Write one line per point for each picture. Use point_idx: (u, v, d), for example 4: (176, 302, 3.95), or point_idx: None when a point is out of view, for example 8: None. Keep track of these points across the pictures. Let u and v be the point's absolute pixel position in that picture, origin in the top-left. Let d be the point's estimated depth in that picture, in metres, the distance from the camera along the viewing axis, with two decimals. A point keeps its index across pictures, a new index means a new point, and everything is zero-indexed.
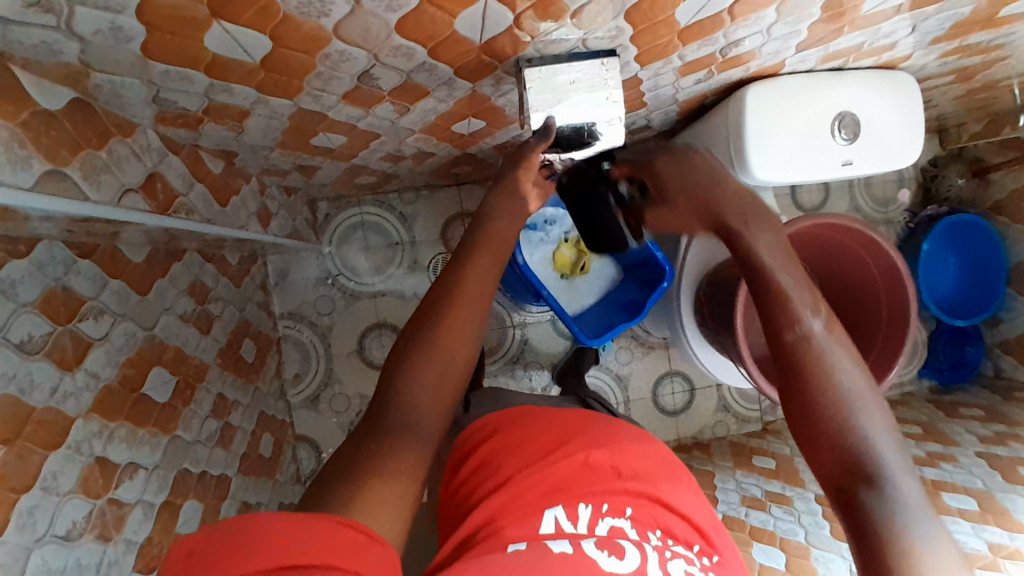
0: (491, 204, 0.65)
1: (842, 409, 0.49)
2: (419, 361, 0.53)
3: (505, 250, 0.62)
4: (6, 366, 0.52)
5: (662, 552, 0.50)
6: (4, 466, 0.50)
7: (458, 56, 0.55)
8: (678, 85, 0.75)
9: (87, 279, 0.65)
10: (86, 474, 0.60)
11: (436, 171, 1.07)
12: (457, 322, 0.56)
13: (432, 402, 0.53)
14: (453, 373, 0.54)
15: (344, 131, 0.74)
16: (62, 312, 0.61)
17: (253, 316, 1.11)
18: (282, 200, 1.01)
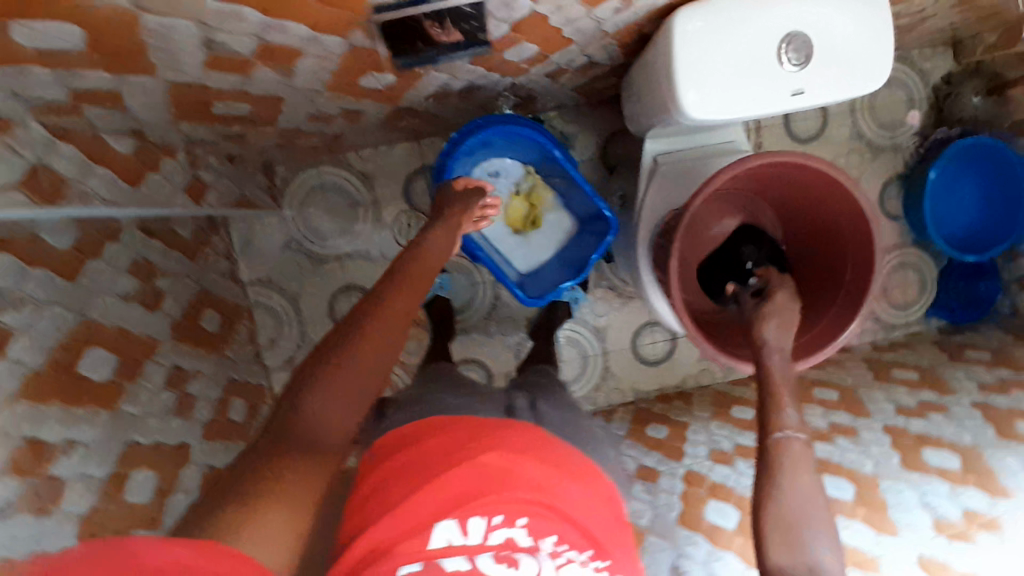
0: (411, 253, 0.70)
1: (790, 519, 0.54)
2: (332, 376, 0.54)
3: (423, 286, 0.67)
4: None
5: (555, 560, 0.53)
6: None
7: (304, 13, 0.50)
8: (595, 16, 0.65)
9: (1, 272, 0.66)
10: (17, 456, 0.63)
11: (380, 127, 1.02)
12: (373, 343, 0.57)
13: (339, 419, 0.54)
14: (367, 388, 0.56)
15: (241, 97, 0.71)
16: None
17: (216, 286, 1.12)
18: (223, 168, 1.00)
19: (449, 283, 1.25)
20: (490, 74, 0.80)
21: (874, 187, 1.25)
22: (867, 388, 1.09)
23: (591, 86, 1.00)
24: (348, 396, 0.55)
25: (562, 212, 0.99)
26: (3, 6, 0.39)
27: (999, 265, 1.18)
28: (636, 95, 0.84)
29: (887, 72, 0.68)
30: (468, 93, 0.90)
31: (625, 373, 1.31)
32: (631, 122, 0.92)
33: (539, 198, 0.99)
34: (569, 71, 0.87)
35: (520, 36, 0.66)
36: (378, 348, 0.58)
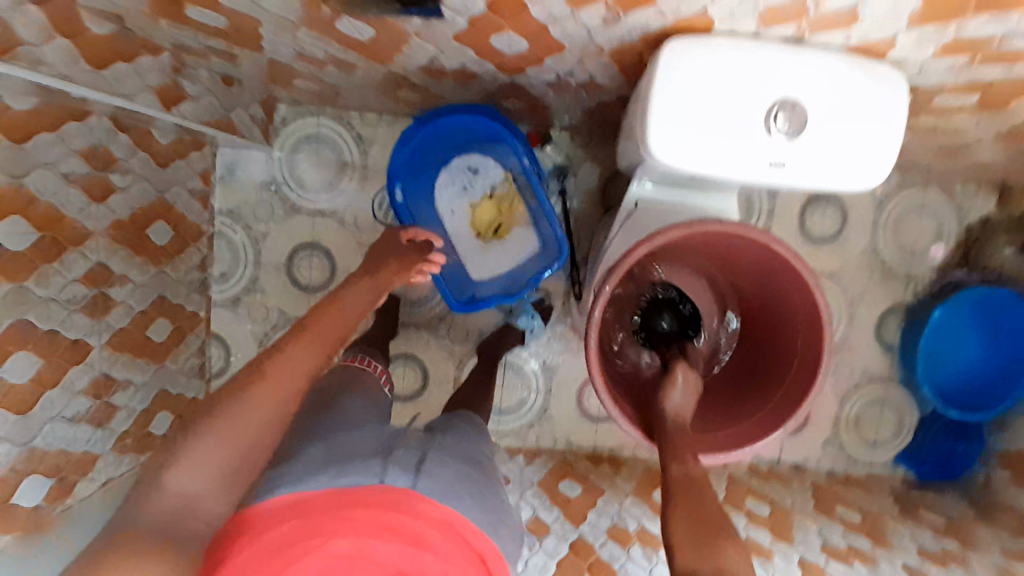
0: (339, 294, 0.66)
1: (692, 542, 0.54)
2: (198, 444, 0.51)
3: (336, 331, 0.62)
4: None
5: None
6: None
7: None
8: (582, 22, 0.61)
9: None
10: None
11: (381, 91, 0.98)
12: (255, 409, 0.53)
13: (207, 494, 0.50)
14: (252, 458, 0.53)
15: (216, 6, 0.67)
16: None
17: (180, 201, 1.09)
18: (211, 84, 1.00)
19: None
20: (480, 60, 0.76)
21: (877, 309, 1.15)
22: (803, 515, 0.98)
23: (600, 112, 0.93)
24: (220, 459, 0.51)
25: (530, 230, 0.93)
26: None
27: (986, 431, 1.08)
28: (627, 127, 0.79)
29: (883, 172, 0.63)
30: (466, 79, 0.85)
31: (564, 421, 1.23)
32: (623, 160, 0.86)
33: (511, 208, 0.93)
34: (572, 83, 0.82)
35: (503, 19, 0.62)
36: (266, 410, 0.54)
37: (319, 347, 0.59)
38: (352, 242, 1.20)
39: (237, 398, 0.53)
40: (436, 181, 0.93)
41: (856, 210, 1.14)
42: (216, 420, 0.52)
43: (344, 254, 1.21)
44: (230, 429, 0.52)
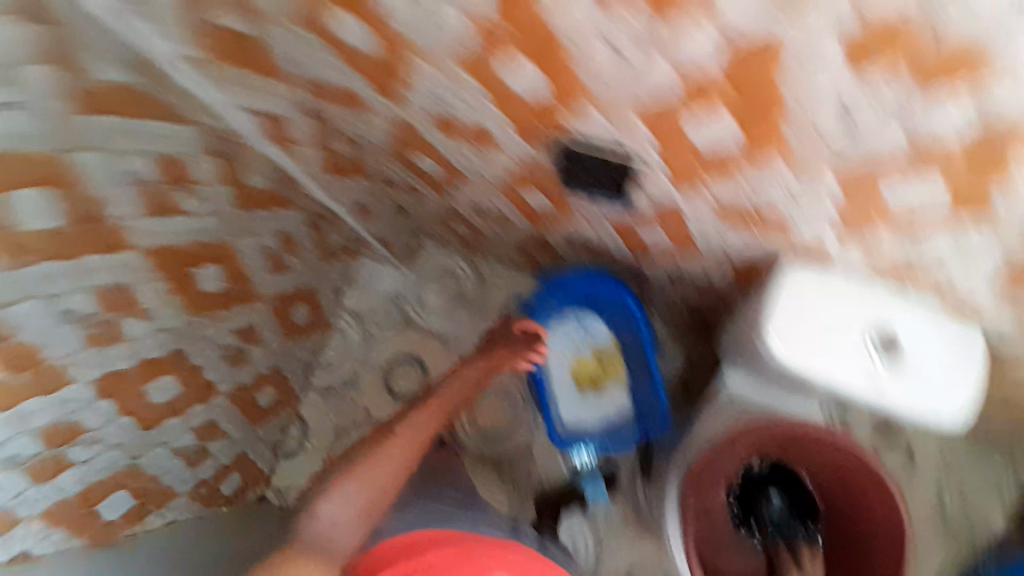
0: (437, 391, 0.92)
1: None
2: (345, 484, 0.74)
3: (444, 406, 0.91)
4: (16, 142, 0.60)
5: None
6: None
7: (519, 116, 0.67)
8: (722, 234, 0.76)
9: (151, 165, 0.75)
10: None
11: (519, 247, 1.17)
12: (382, 462, 0.78)
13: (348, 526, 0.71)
14: (385, 489, 0.77)
15: (438, 159, 0.89)
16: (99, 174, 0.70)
17: (323, 292, 1.27)
18: (389, 215, 1.20)
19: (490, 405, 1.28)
20: (619, 240, 0.92)
21: None
22: None
23: (700, 311, 1.05)
24: (370, 487, 0.75)
25: (621, 393, 1.03)
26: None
27: None
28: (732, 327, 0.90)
29: (966, 414, 0.72)
30: (597, 255, 1.01)
31: None
32: (724, 354, 0.96)
33: (612, 369, 1.03)
34: (687, 279, 0.96)
35: (655, 217, 0.78)
36: (388, 468, 0.78)
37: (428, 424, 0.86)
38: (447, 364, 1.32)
39: (378, 451, 0.79)
40: (552, 335, 1.03)
41: (924, 457, 1.11)
42: (357, 471, 0.76)
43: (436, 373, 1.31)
44: (368, 475, 0.76)
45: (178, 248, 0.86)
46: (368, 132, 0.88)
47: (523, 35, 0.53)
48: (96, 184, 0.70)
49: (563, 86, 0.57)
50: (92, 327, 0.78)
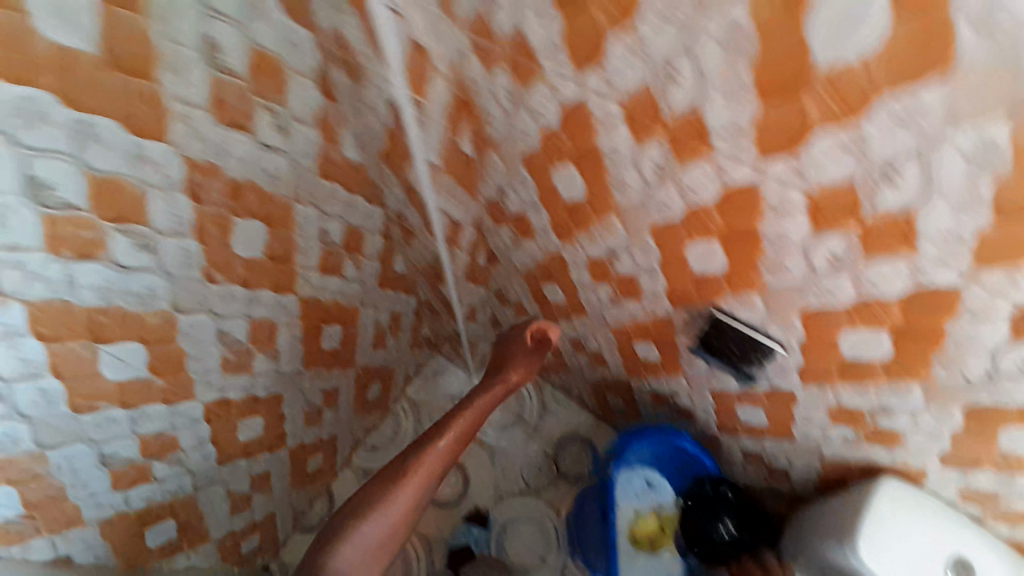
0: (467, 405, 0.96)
1: None
2: (358, 521, 0.78)
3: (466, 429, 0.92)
4: (235, 164, 0.65)
5: None
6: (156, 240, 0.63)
7: (678, 282, 0.76)
8: (825, 432, 0.81)
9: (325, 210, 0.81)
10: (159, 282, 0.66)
11: (595, 386, 1.23)
12: (393, 501, 0.81)
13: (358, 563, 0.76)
14: (389, 524, 0.80)
15: (569, 291, 0.98)
16: (285, 204, 0.75)
17: (396, 376, 1.32)
18: (484, 324, 1.27)
19: (525, 537, 1.25)
20: (713, 412, 0.97)
21: None
22: None
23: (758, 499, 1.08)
24: (376, 525, 0.79)
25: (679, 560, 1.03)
26: (576, 154, 0.69)
27: None
28: (806, 521, 0.92)
29: None
30: (679, 415, 1.06)
31: None
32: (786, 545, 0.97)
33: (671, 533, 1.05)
34: (763, 464, 0.99)
35: (765, 401, 0.84)
36: (398, 506, 0.81)
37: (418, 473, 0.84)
38: (490, 479, 1.31)
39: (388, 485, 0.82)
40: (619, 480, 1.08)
41: None
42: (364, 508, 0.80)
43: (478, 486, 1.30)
44: (374, 515, 0.79)
45: (322, 304, 0.93)
46: (515, 252, 0.98)
47: (731, 231, 0.62)
48: (299, 234, 0.80)
49: (743, 273, 0.66)
50: (231, 354, 0.81)
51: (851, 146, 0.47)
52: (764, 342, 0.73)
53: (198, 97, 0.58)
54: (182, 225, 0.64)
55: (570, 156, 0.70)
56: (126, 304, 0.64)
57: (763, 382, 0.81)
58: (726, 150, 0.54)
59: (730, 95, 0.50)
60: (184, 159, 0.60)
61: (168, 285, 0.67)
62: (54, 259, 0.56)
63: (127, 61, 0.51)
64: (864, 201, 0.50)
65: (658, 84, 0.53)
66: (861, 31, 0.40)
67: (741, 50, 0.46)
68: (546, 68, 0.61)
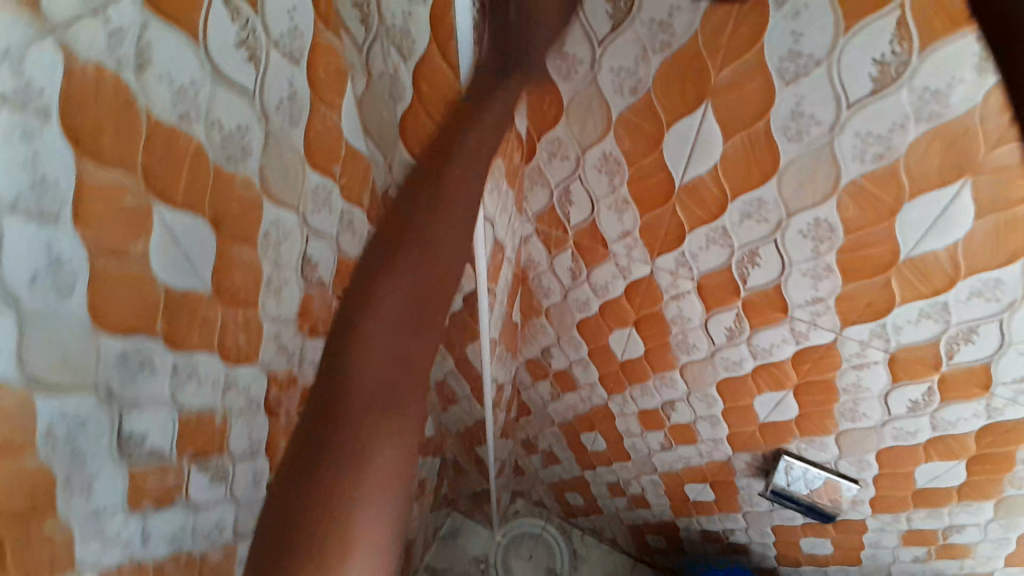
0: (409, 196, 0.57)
1: None
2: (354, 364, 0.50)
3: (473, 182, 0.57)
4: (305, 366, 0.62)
5: None
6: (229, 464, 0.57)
7: (742, 426, 0.77)
8: (896, 554, 0.81)
9: None
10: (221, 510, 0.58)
11: (630, 527, 1.19)
12: (390, 300, 0.51)
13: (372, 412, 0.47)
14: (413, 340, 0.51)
15: (611, 438, 0.97)
16: None
17: (418, 547, 1.21)
18: (507, 475, 1.22)
19: None
20: (772, 545, 0.96)
21: None
22: None
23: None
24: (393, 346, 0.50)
25: None
26: (636, 317, 0.71)
27: None
28: None
29: None
30: (731, 550, 1.04)
31: None
32: None
33: None
34: None
35: (834, 533, 0.84)
36: (407, 304, 0.51)
37: (411, 337, 0.50)
38: None
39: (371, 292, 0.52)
40: None
41: None
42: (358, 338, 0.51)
43: None
44: (378, 328, 0.50)
45: None
46: (552, 404, 0.98)
47: (805, 383, 0.66)
48: None
49: (818, 415, 0.68)
50: None
51: (934, 314, 0.52)
52: (830, 475, 0.73)
53: (289, 313, 0.57)
54: (255, 442, 0.59)
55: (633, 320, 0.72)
56: (194, 544, 0.56)
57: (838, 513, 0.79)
58: (805, 317, 0.59)
59: (811, 276, 0.55)
60: (268, 374, 0.57)
61: (234, 510, 0.60)
62: (133, 515, 0.47)
63: (238, 295, 0.49)
64: (942, 358, 0.55)
65: (738, 265, 0.58)
66: (947, 229, 0.46)
67: (825, 243, 0.52)
68: (614, 252, 0.65)
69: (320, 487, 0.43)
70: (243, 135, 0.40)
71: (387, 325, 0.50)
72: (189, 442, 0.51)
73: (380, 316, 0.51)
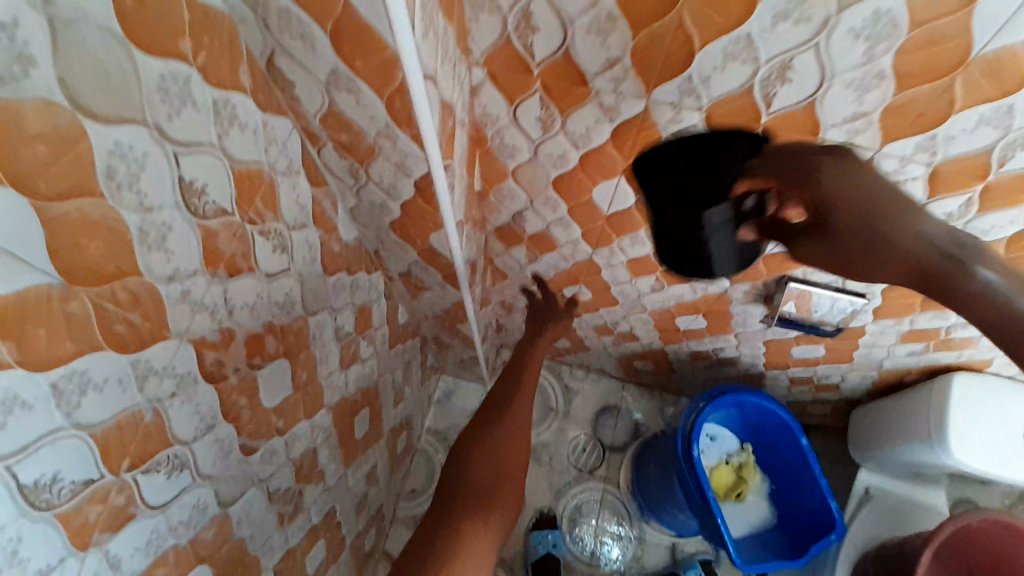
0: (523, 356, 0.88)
1: None
2: (483, 445, 0.71)
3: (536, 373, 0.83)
4: (239, 314, 0.50)
5: None
6: (188, 451, 0.47)
7: (744, 260, 0.71)
8: (891, 351, 0.84)
9: (331, 303, 0.67)
10: (199, 495, 0.50)
11: (619, 359, 1.21)
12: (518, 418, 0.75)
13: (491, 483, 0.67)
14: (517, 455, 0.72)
15: (597, 289, 0.91)
16: (296, 326, 0.60)
17: (416, 417, 1.22)
18: (492, 337, 1.18)
19: (598, 519, 1.27)
20: (762, 356, 0.98)
21: None
22: None
23: (802, 409, 1.13)
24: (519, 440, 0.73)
25: (764, 499, 1.06)
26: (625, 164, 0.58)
27: None
28: (873, 425, 0.96)
29: None
30: (720, 365, 1.07)
31: None
32: (854, 448, 1.03)
33: (748, 476, 1.06)
34: (813, 384, 1.02)
35: (830, 339, 0.84)
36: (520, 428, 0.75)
37: (516, 447, 0.72)
38: (545, 480, 1.29)
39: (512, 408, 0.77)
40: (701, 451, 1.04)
41: None
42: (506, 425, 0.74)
43: (534, 490, 1.28)
44: (514, 426, 0.74)
45: (349, 396, 0.80)
46: (531, 267, 0.89)
47: None
48: (319, 346, 0.66)
49: None
50: (283, 506, 0.67)
51: (994, 120, 0.44)
52: (837, 298, 0.72)
53: (189, 263, 0.43)
54: (209, 418, 0.49)
55: (624, 166, 0.59)
56: (177, 541, 0.49)
57: (839, 327, 0.79)
58: (838, 137, 0.48)
59: (855, 88, 0.43)
60: (194, 341, 0.45)
61: (211, 487, 0.52)
62: (85, 553, 0.39)
63: (103, 270, 0.36)
64: (991, 167, 0.49)
65: (763, 84, 0.45)
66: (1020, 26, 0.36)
67: (883, 42, 0.39)
68: (598, 91, 0.50)
69: (459, 506, 0.64)
70: (15, 38, 0.27)
71: (503, 455, 0.71)
72: (122, 456, 0.41)
73: (514, 425, 0.75)
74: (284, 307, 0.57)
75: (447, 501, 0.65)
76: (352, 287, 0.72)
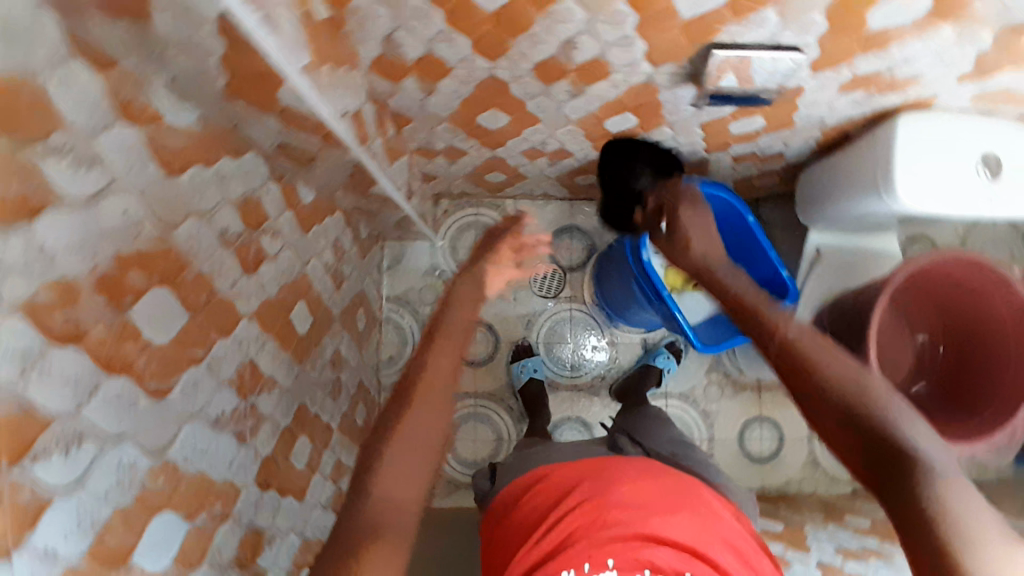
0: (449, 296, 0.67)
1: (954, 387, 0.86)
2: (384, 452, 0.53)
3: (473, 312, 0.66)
4: (68, 252, 0.41)
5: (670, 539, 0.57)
6: (77, 417, 0.42)
7: (662, 35, 0.60)
8: (833, 105, 0.78)
9: (200, 205, 0.57)
10: (120, 455, 0.46)
11: (558, 177, 1.13)
12: (432, 397, 0.56)
13: (408, 495, 0.51)
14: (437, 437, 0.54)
15: (512, 111, 0.80)
16: (161, 245, 0.51)
17: (368, 289, 1.17)
18: (419, 185, 1.09)
19: (571, 336, 1.30)
20: (701, 141, 0.91)
21: None
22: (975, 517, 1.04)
23: (750, 183, 1.10)
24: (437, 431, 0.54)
25: None
26: None
27: None
28: (818, 184, 0.96)
29: None
30: None
31: (729, 431, 1.27)
32: (803, 212, 1.04)
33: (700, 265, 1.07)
34: (755, 158, 0.97)
35: (767, 108, 0.78)
36: (436, 411, 0.55)
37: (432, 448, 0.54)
38: (513, 314, 1.30)
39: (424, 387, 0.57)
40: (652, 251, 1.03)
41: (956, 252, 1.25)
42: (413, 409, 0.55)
43: (505, 325, 1.30)
44: (429, 413, 0.55)
45: (276, 295, 0.74)
46: (431, 101, 0.76)
47: None
48: (205, 258, 0.58)
49: None
50: (240, 424, 0.65)
51: None
52: (776, 64, 0.63)
53: None
54: (87, 380, 0.43)
55: None
56: (116, 502, 0.46)
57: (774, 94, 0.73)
58: None
59: None
60: (19, 308, 0.37)
61: (131, 442, 0.48)
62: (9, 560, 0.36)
63: None
64: None
65: None
66: None
67: None
68: None
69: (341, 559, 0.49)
70: None
71: (402, 465, 0.52)
72: None
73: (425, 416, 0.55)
74: (128, 230, 0.47)
75: (338, 540, 0.51)
76: (222, 181, 0.61)
